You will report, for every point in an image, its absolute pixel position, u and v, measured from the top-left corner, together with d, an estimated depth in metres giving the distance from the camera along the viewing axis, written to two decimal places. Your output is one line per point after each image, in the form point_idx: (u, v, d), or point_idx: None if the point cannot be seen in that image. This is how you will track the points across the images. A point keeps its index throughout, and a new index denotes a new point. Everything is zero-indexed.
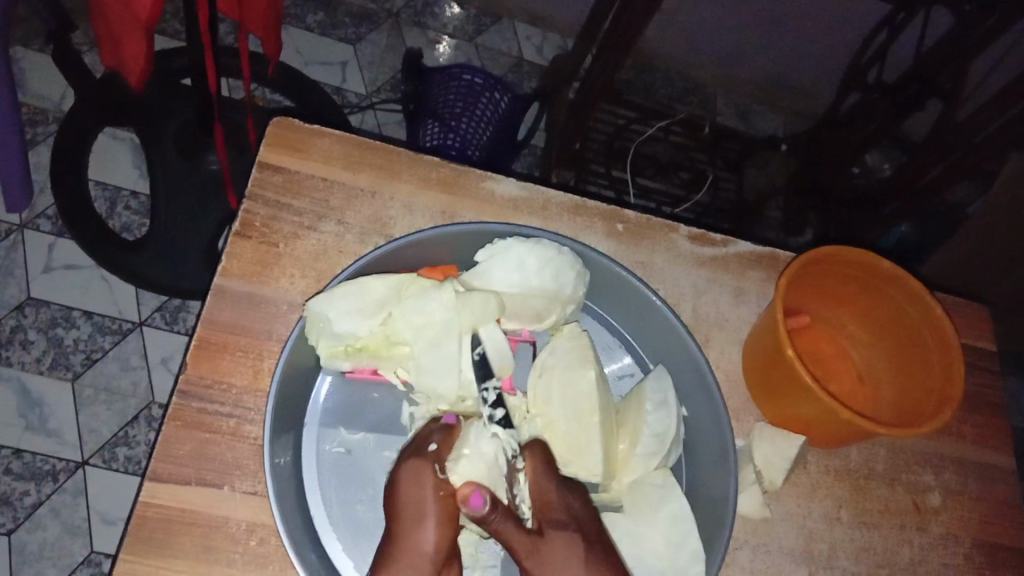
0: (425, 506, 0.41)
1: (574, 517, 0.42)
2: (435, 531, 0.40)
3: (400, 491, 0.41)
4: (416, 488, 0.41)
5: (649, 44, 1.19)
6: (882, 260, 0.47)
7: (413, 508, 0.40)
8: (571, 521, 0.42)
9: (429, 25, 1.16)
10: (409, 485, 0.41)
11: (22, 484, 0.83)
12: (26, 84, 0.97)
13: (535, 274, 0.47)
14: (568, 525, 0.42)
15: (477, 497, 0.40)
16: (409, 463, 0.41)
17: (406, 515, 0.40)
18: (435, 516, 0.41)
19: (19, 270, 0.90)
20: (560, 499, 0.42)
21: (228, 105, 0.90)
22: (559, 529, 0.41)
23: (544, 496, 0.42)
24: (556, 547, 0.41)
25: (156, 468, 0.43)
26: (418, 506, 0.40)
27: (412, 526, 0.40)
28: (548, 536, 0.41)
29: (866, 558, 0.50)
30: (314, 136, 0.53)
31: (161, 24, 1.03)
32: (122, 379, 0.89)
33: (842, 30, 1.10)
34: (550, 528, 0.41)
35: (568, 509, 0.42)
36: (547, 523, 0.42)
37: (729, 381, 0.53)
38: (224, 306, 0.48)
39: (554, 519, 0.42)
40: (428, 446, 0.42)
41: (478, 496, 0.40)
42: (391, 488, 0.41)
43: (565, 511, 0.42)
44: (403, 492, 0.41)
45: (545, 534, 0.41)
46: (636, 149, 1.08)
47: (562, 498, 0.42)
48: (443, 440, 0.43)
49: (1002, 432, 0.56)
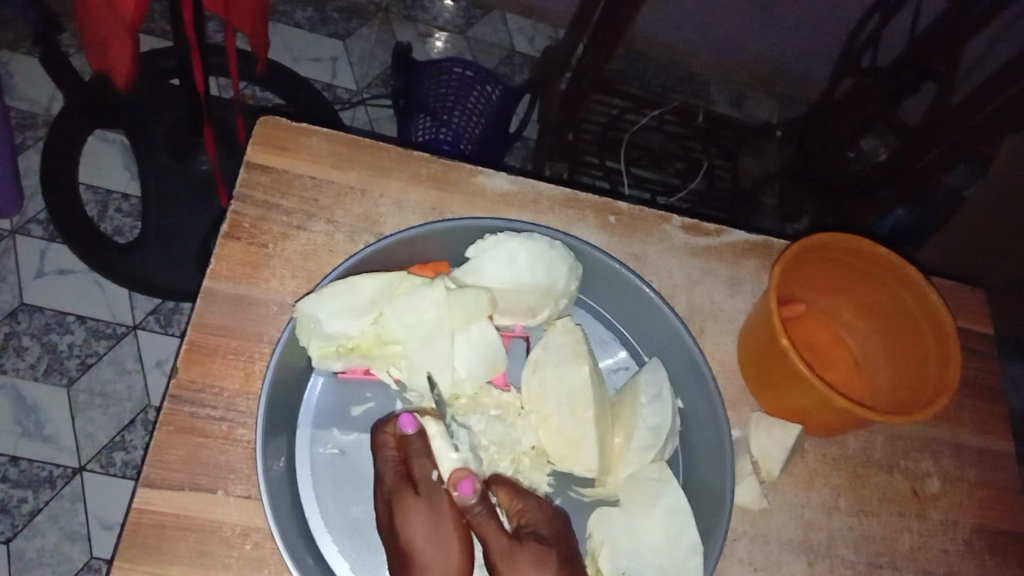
0: (445, 530, 0.40)
1: (555, 532, 0.42)
2: (460, 550, 0.40)
3: (412, 522, 0.40)
4: (435, 517, 0.40)
5: (642, 33, 1.18)
6: (876, 247, 0.47)
7: (432, 535, 0.40)
8: (550, 536, 0.41)
9: (420, 19, 1.15)
10: (424, 515, 0.40)
11: (20, 491, 0.83)
12: (14, 88, 0.97)
13: (527, 269, 0.47)
14: (546, 539, 0.41)
15: (467, 484, 0.41)
16: (421, 494, 0.40)
17: (425, 544, 0.39)
18: (458, 540, 0.40)
19: (12, 276, 0.90)
20: (542, 515, 0.42)
21: (218, 105, 0.89)
22: (537, 543, 0.41)
23: (523, 514, 0.42)
24: (532, 559, 0.40)
25: (149, 473, 0.43)
26: (437, 533, 0.40)
27: (434, 551, 0.39)
28: (527, 545, 0.40)
29: (866, 546, 0.50)
30: (302, 135, 0.52)
31: (148, 24, 1.03)
32: (118, 383, 0.89)
33: (836, 13, 1.09)
34: (530, 538, 0.41)
35: (551, 525, 0.42)
36: (527, 533, 0.41)
37: (724, 372, 0.52)
38: (214, 308, 0.47)
39: (535, 531, 0.41)
40: (432, 474, 0.41)
41: (468, 483, 0.41)
42: (404, 521, 0.40)
43: (546, 526, 0.42)
44: (419, 523, 0.40)
45: (523, 543, 0.40)
46: (630, 139, 1.07)
47: (544, 514, 0.42)
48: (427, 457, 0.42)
49: (1001, 416, 0.55)
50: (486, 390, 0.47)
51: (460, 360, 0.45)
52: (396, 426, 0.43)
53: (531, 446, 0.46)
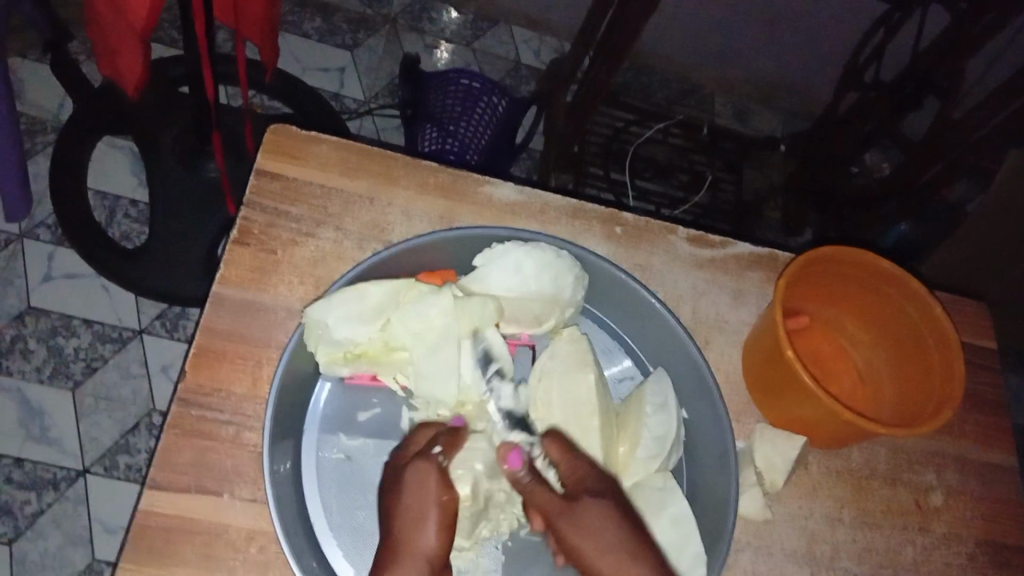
0: (429, 506, 0.41)
1: (609, 485, 0.43)
2: (436, 532, 0.41)
3: (403, 493, 0.41)
4: (420, 487, 0.41)
5: (647, 46, 1.19)
6: (880, 261, 0.47)
7: (417, 507, 0.41)
8: (605, 489, 0.43)
9: (427, 30, 1.16)
10: (411, 487, 0.42)
11: (23, 494, 0.83)
12: (24, 94, 0.98)
13: (534, 278, 0.47)
14: (602, 493, 0.43)
15: (517, 457, 0.44)
16: (414, 466, 0.42)
17: (406, 517, 0.41)
18: (435, 521, 0.41)
19: (19, 280, 0.91)
20: (593, 470, 0.43)
21: (226, 113, 0.90)
22: (595, 499, 0.43)
23: (575, 473, 0.43)
24: (592, 513, 0.42)
25: (156, 476, 0.43)
26: (417, 507, 0.41)
27: (413, 526, 0.41)
28: (585, 503, 0.42)
29: (869, 559, 0.50)
30: (311, 143, 0.53)
31: (158, 32, 1.04)
32: (122, 387, 0.89)
33: (840, 28, 1.10)
34: (585, 494, 0.43)
35: (602, 480, 0.43)
36: (584, 491, 0.43)
37: (728, 383, 0.53)
38: (223, 313, 0.48)
39: (590, 488, 0.43)
40: (432, 450, 0.43)
41: (517, 455, 0.44)
42: (394, 492, 0.42)
43: (600, 481, 0.43)
44: (408, 497, 0.41)
45: (582, 502, 0.42)
46: (635, 151, 1.08)
47: (595, 470, 0.44)
48: (448, 443, 0.44)
49: (1004, 430, 0.55)
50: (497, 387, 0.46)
51: (467, 367, 0.46)
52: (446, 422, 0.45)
53: None
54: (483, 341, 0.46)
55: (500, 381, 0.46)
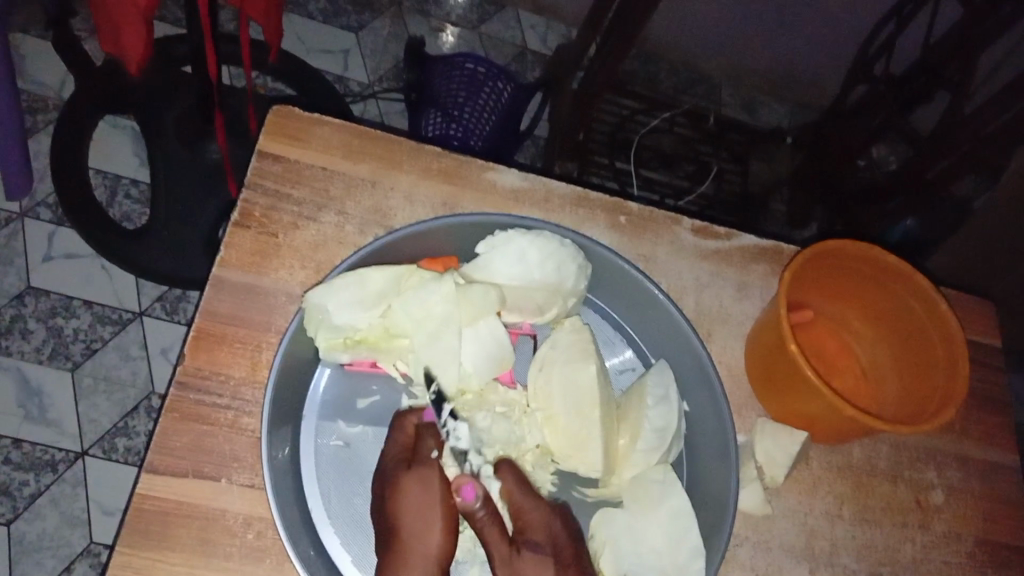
0: (434, 510, 0.42)
1: (551, 540, 0.42)
2: (443, 536, 0.41)
3: (404, 496, 0.41)
4: (425, 491, 0.42)
5: (655, 33, 1.18)
6: (886, 255, 0.47)
7: (421, 513, 0.41)
8: (548, 543, 0.42)
9: (432, 13, 1.15)
10: (417, 492, 0.42)
11: (21, 474, 0.83)
12: (25, 71, 0.97)
13: (537, 267, 0.47)
14: (543, 547, 0.42)
15: (470, 490, 0.42)
16: (415, 470, 0.42)
17: (414, 519, 0.41)
18: (441, 525, 0.41)
19: (19, 259, 0.90)
20: (541, 520, 0.43)
21: (229, 94, 0.89)
22: (535, 552, 0.42)
23: (523, 515, 0.43)
24: (531, 568, 0.42)
25: (153, 460, 0.43)
26: (424, 511, 0.41)
27: (421, 531, 0.41)
28: (524, 557, 0.42)
29: (868, 555, 0.49)
30: (314, 126, 0.52)
31: (162, 11, 1.03)
32: (122, 369, 0.89)
33: (851, 20, 1.09)
34: (526, 549, 0.42)
35: (546, 531, 0.42)
36: (524, 542, 0.42)
37: (730, 376, 0.52)
38: (223, 297, 0.47)
39: (531, 539, 0.42)
40: (430, 453, 0.43)
41: (472, 489, 0.42)
42: (394, 492, 0.42)
43: (542, 535, 0.42)
44: (410, 498, 0.41)
45: (522, 553, 0.42)
46: (641, 140, 1.07)
47: (541, 520, 0.43)
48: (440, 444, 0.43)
49: (1006, 429, 0.55)
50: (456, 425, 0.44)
51: (467, 358, 0.45)
52: (418, 416, 0.44)
53: (536, 445, 0.46)
54: (434, 387, 0.45)
55: (455, 422, 0.44)
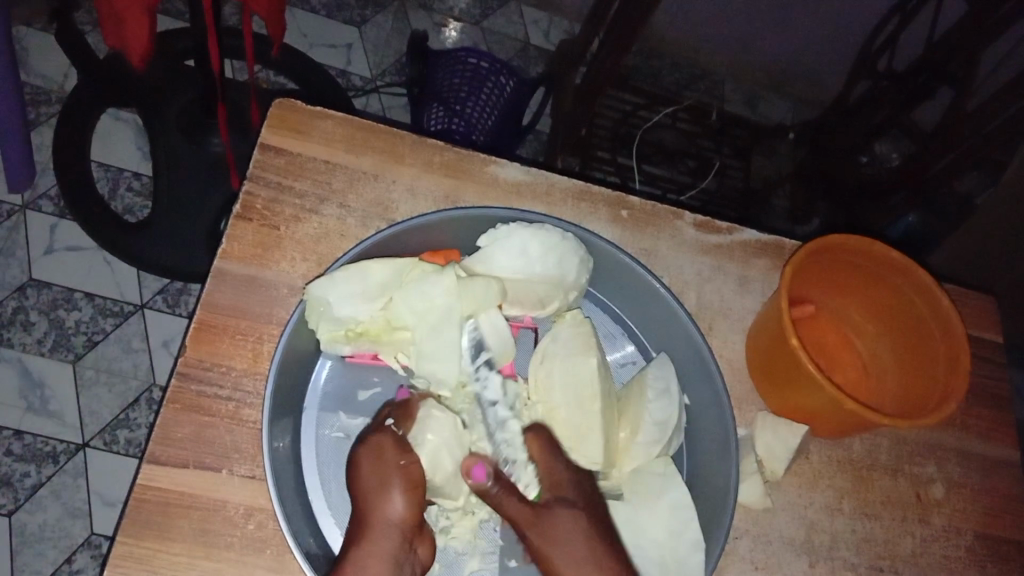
0: (387, 475, 0.41)
1: (581, 495, 0.43)
2: (401, 498, 0.41)
3: (359, 466, 0.42)
4: (377, 459, 0.42)
5: (658, 29, 1.18)
6: (889, 250, 0.47)
7: (376, 479, 0.41)
8: (578, 500, 0.43)
9: (435, 8, 1.15)
10: (369, 462, 0.42)
11: (22, 465, 0.83)
12: (28, 64, 0.97)
13: (538, 260, 0.47)
14: (575, 503, 0.43)
15: (480, 470, 0.42)
16: (368, 441, 0.42)
17: (369, 487, 0.41)
18: (397, 486, 0.41)
19: (22, 251, 0.90)
20: (570, 477, 0.44)
21: (231, 88, 0.89)
22: (568, 508, 0.43)
23: (556, 475, 0.43)
24: (567, 523, 0.42)
25: (154, 450, 0.43)
26: (377, 477, 0.41)
27: (379, 498, 0.41)
28: (562, 513, 0.42)
29: (868, 549, 0.49)
30: (316, 118, 0.52)
31: (164, 5, 1.03)
32: (123, 361, 0.89)
33: (855, 16, 1.09)
34: (560, 504, 0.43)
35: (577, 488, 0.43)
36: (559, 499, 0.43)
37: (731, 370, 0.52)
38: (224, 288, 0.47)
39: (565, 497, 0.43)
40: (385, 423, 0.43)
41: (481, 468, 0.42)
42: (351, 468, 0.42)
43: (574, 491, 0.43)
44: (366, 467, 0.42)
45: (558, 510, 0.43)
46: (642, 135, 1.07)
47: (572, 477, 0.44)
48: (402, 414, 0.44)
49: (1007, 424, 0.55)
50: (428, 413, 0.44)
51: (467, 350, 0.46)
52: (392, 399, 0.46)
53: None
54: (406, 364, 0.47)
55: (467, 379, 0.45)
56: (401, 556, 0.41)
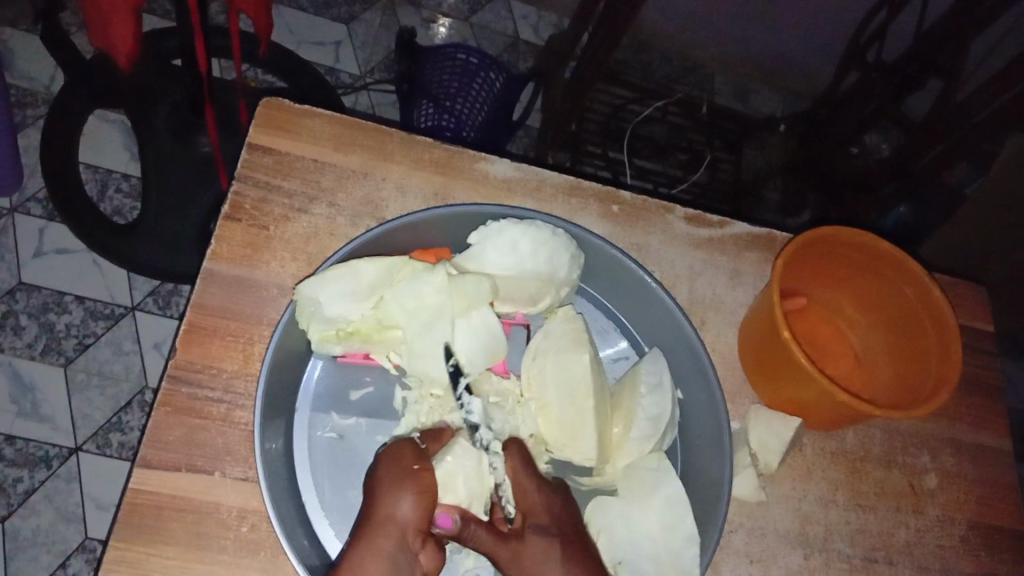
0: (400, 477, 0.40)
1: (555, 520, 0.41)
2: (412, 500, 0.39)
3: (378, 466, 0.40)
4: (395, 458, 0.41)
5: (648, 22, 1.18)
6: (878, 241, 0.47)
7: (391, 479, 0.40)
8: (552, 524, 0.41)
9: (424, 4, 1.14)
10: (388, 462, 0.40)
11: (15, 471, 0.83)
12: (14, 65, 0.96)
13: (529, 256, 0.47)
14: (549, 529, 0.41)
15: (444, 519, 0.40)
16: (391, 446, 0.41)
17: (384, 487, 0.39)
18: (410, 488, 0.39)
19: (11, 255, 0.90)
20: (542, 500, 0.42)
21: (219, 87, 0.89)
22: (541, 535, 0.41)
23: (526, 497, 0.42)
24: (537, 550, 0.40)
25: (145, 454, 0.43)
26: (392, 476, 0.40)
27: (388, 496, 0.39)
28: (531, 540, 0.41)
29: (862, 540, 0.50)
30: (305, 117, 0.52)
31: (150, 4, 1.02)
32: (115, 364, 0.88)
33: (844, 7, 1.09)
34: (534, 530, 0.41)
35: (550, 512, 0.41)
36: (528, 526, 0.41)
37: (724, 363, 0.52)
38: (214, 289, 0.47)
39: (536, 522, 0.41)
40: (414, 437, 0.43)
41: (445, 517, 0.40)
42: (370, 472, 0.41)
43: (547, 515, 0.41)
44: (383, 469, 0.40)
45: (528, 537, 0.41)
46: (633, 129, 1.07)
47: (543, 499, 0.42)
48: (430, 435, 0.44)
49: (999, 413, 0.55)
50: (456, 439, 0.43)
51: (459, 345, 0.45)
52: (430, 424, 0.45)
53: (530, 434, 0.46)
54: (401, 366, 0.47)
55: (469, 394, 0.45)
56: (401, 556, 0.38)
